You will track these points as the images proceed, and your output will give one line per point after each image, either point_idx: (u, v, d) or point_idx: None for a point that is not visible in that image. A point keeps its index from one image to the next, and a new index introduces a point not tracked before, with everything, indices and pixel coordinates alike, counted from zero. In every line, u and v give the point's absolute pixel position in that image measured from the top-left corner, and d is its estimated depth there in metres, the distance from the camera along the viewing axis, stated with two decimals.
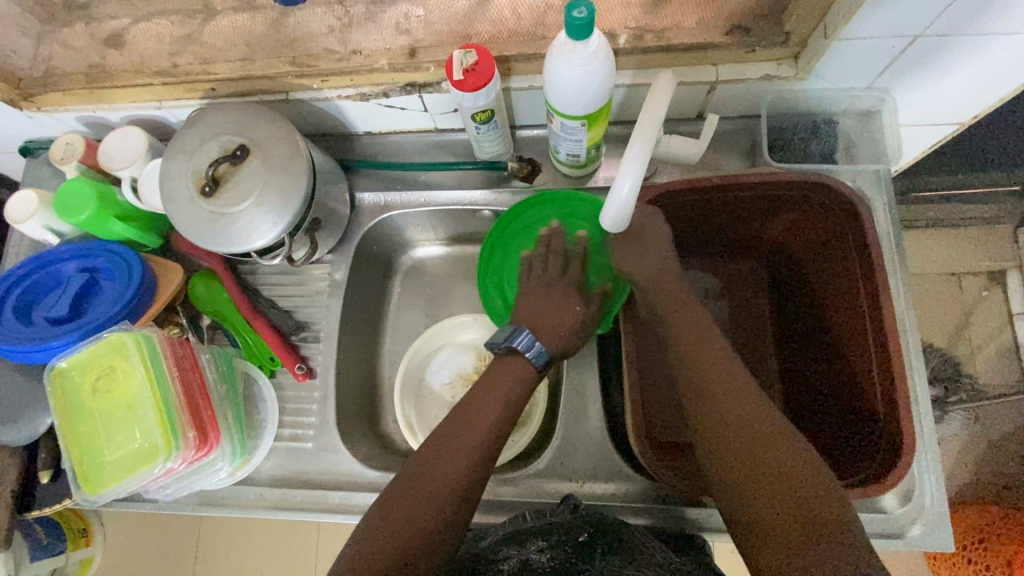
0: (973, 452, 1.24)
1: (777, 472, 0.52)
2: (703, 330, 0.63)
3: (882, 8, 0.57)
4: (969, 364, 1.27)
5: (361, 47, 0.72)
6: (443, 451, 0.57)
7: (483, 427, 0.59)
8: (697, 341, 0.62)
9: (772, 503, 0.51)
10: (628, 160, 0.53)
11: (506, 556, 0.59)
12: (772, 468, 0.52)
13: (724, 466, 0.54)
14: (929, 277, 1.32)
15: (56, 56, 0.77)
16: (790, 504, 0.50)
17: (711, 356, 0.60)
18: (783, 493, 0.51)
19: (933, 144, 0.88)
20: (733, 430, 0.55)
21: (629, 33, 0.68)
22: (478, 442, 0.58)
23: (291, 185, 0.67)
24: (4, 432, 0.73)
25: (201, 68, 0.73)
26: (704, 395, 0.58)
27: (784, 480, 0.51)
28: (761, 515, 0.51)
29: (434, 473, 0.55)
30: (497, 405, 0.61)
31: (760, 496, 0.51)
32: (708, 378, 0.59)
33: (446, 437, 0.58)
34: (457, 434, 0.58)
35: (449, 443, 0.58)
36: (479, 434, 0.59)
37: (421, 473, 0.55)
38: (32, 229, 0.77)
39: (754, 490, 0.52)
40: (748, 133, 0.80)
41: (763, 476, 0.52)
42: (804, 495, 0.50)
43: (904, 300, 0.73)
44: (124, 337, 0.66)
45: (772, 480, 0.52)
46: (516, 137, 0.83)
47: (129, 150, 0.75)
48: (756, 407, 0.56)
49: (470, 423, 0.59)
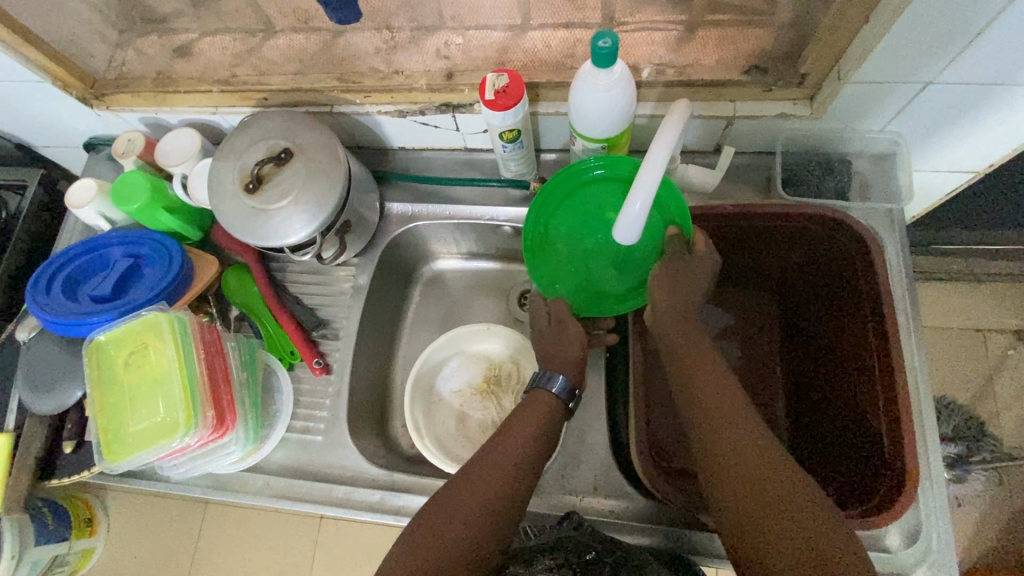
0: (996, 516, 1.18)
1: (782, 498, 0.51)
2: (703, 358, 0.64)
3: (893, 54, 0.60)
4: (992, 424, 1.23)
5: (403, 67, 0.78)
6: (464, 500, 0.58)
7: (506, 480, 0.60)
8: (703, 368, 0.63)
9: (760, 512, 0.51)
10: (640, 182, 0.57)
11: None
12: (777, 493, 0.51)
13: (718, 475, 0.55)
14: (950, 331, 1.30)
15: (129, 61, 0.85)
16: (785, 511, 0.50)
17: (711, 379, 0.61)
18: (775, 503, 0.51)
19: (950, 192, 0.90)
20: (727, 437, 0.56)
21: (652, 67, 0.73)
22: (501, 496, 0.59)
23: (328, 189, 0.72)
24: (37, 401, 0.77)
25: (258, 79, 0.81)
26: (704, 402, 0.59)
27: (794, 503, 0.50)
28: (760, 526, 0.50)
29: (452, 520, 0.56)
30: (517, 459, 0.62)
31: (768, 517, 0.50)
32: (709, 404, 0.60)
33: (463, 486, 0.59)
34: (484, 463, 0.61)
35: (480, 467, 0.61)
36: (504, 488, 0.59)
37: (463, 487, 0.59)
38: (86, 214, 0.84)
39: (761, 512, 0.51)
40: (763, 168, 0.83)
41: (761, 499, 0.51)
42: (803, 508, 0.50)
43: (914, 340, 0.73)
44: (159, 317, 0.70)
45: (778, 495, 0.51)
46: (541, 159, 0.88)
47: (183, 149, 0.82)
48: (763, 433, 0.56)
49: (489, 475, 0.60)
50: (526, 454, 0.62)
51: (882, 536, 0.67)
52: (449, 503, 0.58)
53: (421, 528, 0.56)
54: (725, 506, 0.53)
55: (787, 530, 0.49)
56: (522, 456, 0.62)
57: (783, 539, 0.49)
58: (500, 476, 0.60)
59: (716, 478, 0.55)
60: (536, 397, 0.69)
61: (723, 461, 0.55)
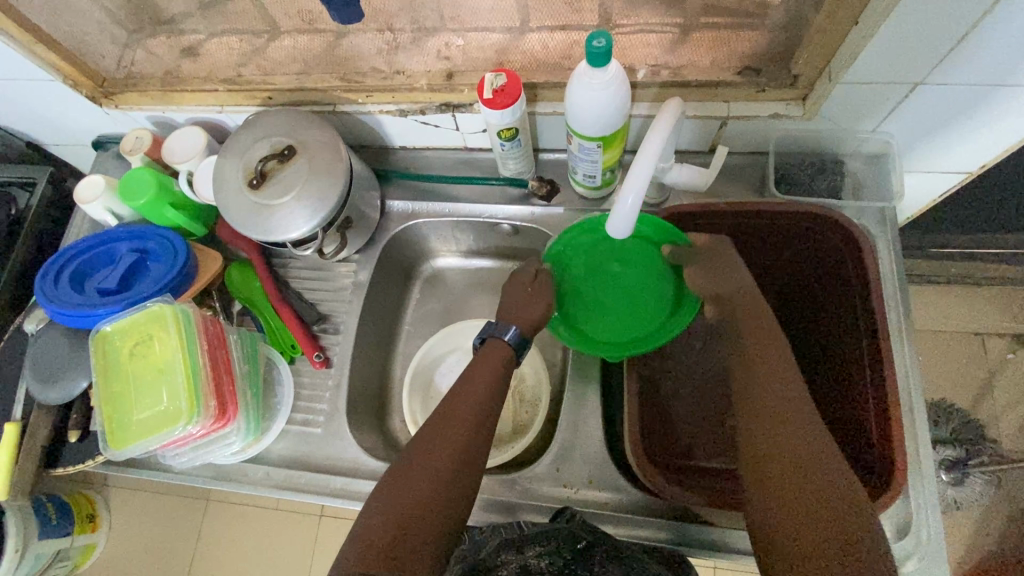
0: (994, 519, 1.19)
1: (807, 464, 0.52)
2: (763, 329, 0.63)
3: (883, 54, 0.62)
4: (991, 427, 1.23)
5: (404, 67, 0.80)
6: (423, 460, 0.57)
7: (465, 433, 0.60)
8: (758, 355, 0.61)
9: (786, 476, 0.52)
10: (633, 177, 0.58)
11: (504, 562, 0.60)
12: (803, 462, 0.52)
13: (752, 438, 0.56)
14: (948, 334, 1.30)
15: (138, 61, 0.87)
16: (801, 478, 0.51)
17: (768, 354, 0.61)
18: (800, 469, 0.52)
19: (944, 193, 0.91)
20: (769, 404, 0.57)
21: (647, 69, 0.75)
22: (462, 450, 0.58)
23: (329, 185, 0.74)
24: (43, 391, 0.79)
25: (262, 79, 0.83)
26: (753, 372, 0.60)
27: (810, 480, 0.51)
28: (779, 486, 0.52)
29: (418, 476, 0.56)
30: (475, 414, 0.62)
31: (784, 485, 0.51)
32: (757, 385, 0.59)
33: (421, 447, 0.58)
34: (445, 417, 0.61)
35: (443, 421, 0.61)
36: (465, 443, 0.59)
37: (425, 445, 0.58)
38: (94, 210, 0.86)
39: (783, 476, 0.52)
40: (757, 168, 0.84)
41: (787, 465, 0.52)
42: (825, 478, 0.51)
43: (906, 340, 0.74)
44: (164, 308, 0.72)
45: (803, 462, 0.52)
46: (540, 158, 0.89)
47: (189, 147, 0.84)
48: (805, 406, 0.56)
49: (449, 427, 0.60)
50: (484, 404, 0.63)
51: None
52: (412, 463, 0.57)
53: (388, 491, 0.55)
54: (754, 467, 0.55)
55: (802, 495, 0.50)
56: (478, 409, 0.62)
57: (799, 501, 0.50)
58: (458, 431, 0.60)
59: (751, 468, 0.55)
60: (494, 346, 0.69)
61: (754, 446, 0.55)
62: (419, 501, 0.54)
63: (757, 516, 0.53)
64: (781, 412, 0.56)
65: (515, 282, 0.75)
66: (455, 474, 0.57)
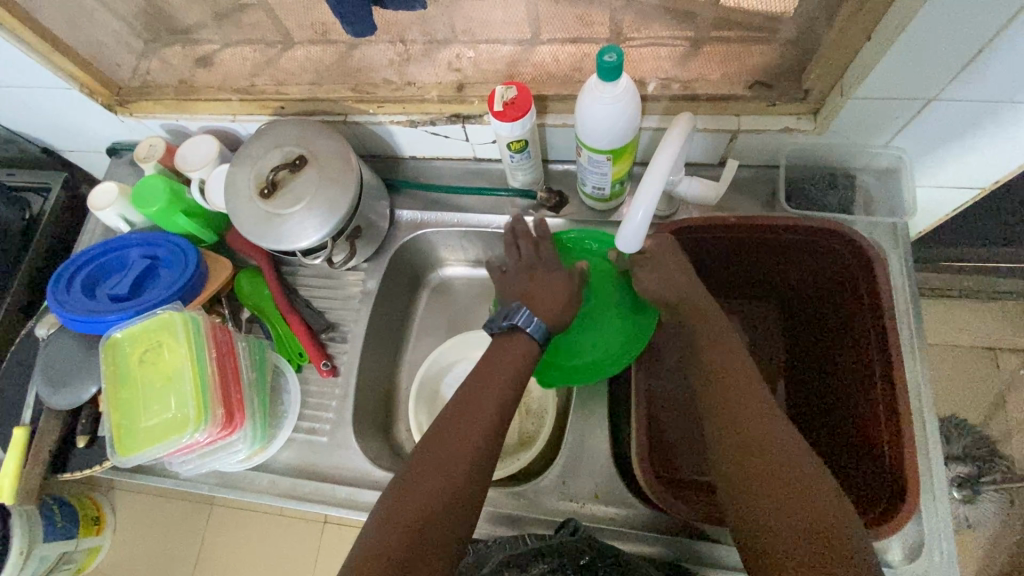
0: (1006, 538, 1.16)
1: (795, 481, 0.54)
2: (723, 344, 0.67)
3: (892, 71, 0.61)
4: (1002, 445, 1.21)
5: (415, 78, 0.81)
6: (423, 477, 0.58)
7: (466, 443, 0.60)
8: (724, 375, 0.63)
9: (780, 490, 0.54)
10: (642, 192, 0.58)
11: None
12: (785, 476, 0.54)
13: (733, 458, 0.57)
14: (959, 350, 1.29)
15: (153, 69, 0.88)
16: (783, 493, 0.53)
17: (736, 377, 0.63)
18: (781, 483, 0.54)
19: (957, 209, 0.90)
20: (744, 424, 0.59)
21: (657, 82, 0.75)
22: (450, 493, 0.57)
23: (338, 196, 0.74)
24: (54, 396, 0.80)
25: (275, 89, 0.84)
26: (722, 394, 0.62)
27: (794, 494, 0.53)
28: (764, 501, 0.54)
29: (426, 494, 0.56)
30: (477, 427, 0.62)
31: (771, 498, 0.53)
32: (733, 407, 0.60)
33: (427, 460, 0.59)
34: (449, 431, 0.62)
35: (446, 432, 0.61)
36: (451, 484, 0.57)
37: (437, 459, 0.59)
38: (107, 216, 0.86)
39: (772, 494, 0.54)
40: (767, 181, 0.84)
41: (768, 482, 0.54)
42: (810, 491, 0.53)
43: (918, 357, 0.73)
44: (174, 316, 0.73)
45: (785, 479, 0.54)
46: (549, 169, 0.89)
47: (201, 155, 0.84)
48: (778, 423, 0.58)
49: (453, 444, 0.60)
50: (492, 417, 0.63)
51: (884, 550, 0.66)
52: (418, 479, 0.58)
53: (381, 518, 0.55)
54: (733, 484, 0.56)
55: (791, 511, 0.52)
56: (464, 425, 0.62)
57: (788, 517, 0.52)
58: (452, 455, 0.59)
59: (733, 488, 0.56)
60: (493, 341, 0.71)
61: (749, 487, 0.55)
62: (423, 516, 0.55)
63: (749, 535, 0.54)
64: (757, 432, 0.58)
65: (523, 292, 0.75)
66: (450, 499, 0.56)
